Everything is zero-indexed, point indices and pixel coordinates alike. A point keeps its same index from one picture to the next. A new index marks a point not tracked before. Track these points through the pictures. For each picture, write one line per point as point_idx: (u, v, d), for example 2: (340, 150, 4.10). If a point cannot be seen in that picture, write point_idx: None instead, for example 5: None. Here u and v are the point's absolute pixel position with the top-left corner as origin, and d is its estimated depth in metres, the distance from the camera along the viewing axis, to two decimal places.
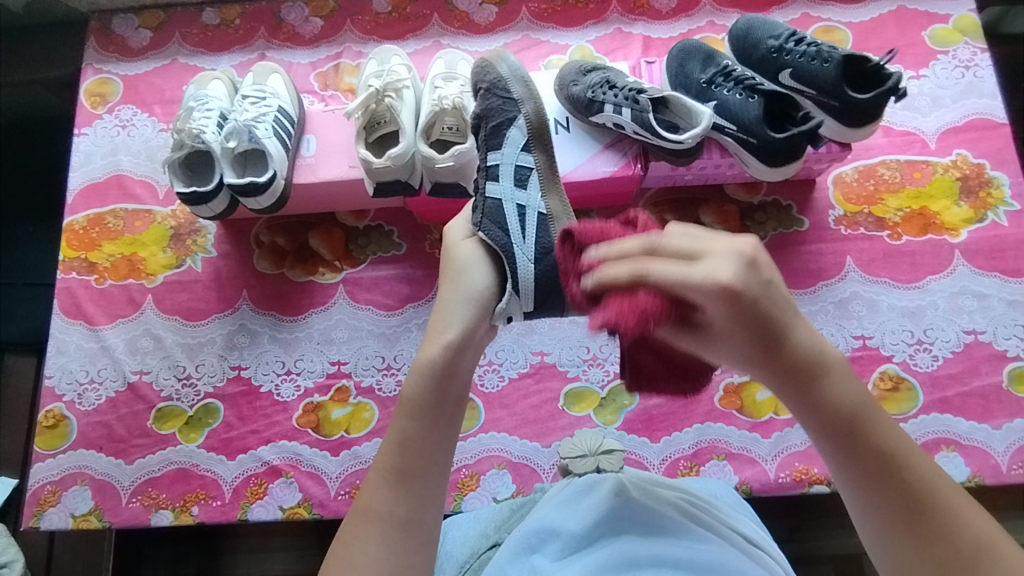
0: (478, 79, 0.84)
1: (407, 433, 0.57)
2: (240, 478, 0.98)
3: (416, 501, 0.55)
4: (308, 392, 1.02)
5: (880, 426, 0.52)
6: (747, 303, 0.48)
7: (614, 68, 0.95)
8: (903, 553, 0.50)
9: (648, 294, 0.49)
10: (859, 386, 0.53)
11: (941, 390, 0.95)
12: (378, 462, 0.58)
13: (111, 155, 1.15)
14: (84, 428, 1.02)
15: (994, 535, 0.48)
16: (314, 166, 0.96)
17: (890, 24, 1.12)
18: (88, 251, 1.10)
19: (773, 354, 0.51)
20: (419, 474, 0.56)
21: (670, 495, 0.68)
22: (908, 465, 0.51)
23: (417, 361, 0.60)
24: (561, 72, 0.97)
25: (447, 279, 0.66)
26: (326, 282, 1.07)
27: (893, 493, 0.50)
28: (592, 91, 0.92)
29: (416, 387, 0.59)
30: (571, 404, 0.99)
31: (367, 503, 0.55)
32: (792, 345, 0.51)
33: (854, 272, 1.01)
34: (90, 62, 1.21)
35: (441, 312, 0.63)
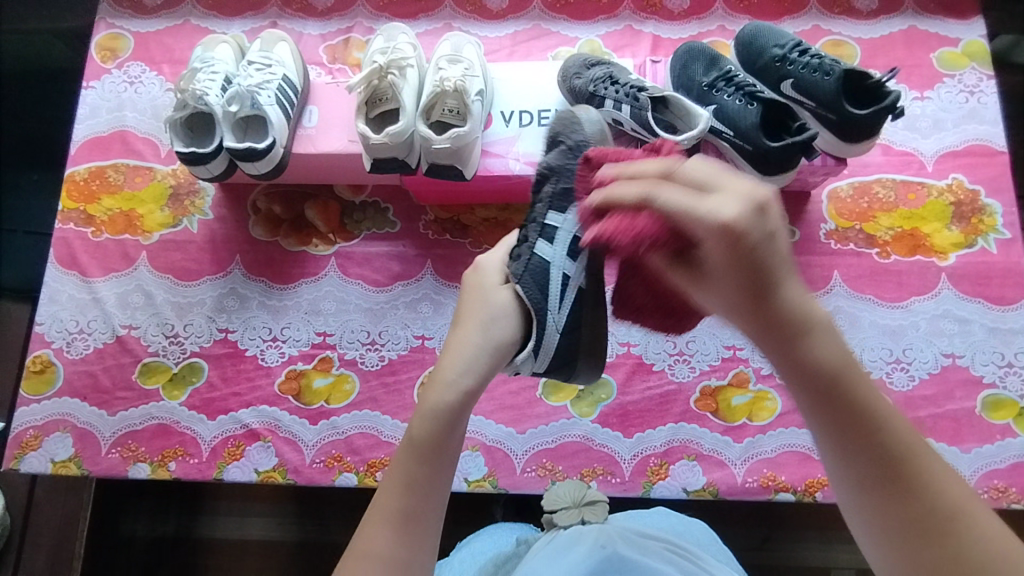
0: (562, 132, 0.82)
1: (412, 476, 0.59)
2: (218, 438, 1.00)
3: (414, 541, 0.58)
4: (292, 360, 1.03)
5: (862, 387, 0.51)
6: (746, 247, 0.46)
7: (618, 64, 0.95)
8: (874, 507, 0.49)
9: (648, 217, 0.50)
10: (845, 347, 0.51)
11: (914, 410, 0.96)
12: (379, 502, 0.59)
13: (117, 110, 1.16)
14: (69, 376, 1.04)
15: (962, 492, 0.49)
16: (314, 138, 0.97)
17: (900, 42, 1.12)
18: (87, 204, 1.12)
19: (767, 300, 0.49)
20: (422, 515, 0.58)
21: (652, 543, 0.76)
22: (889, 429, 0.50)
23: (424, 405, 0.62)
24: (565, 63, 0.97)
25: (468, 315, 0.67)
26: (318, 254, 1.08)
27: (874, 451, 0.49)
28: (594, 85, 0.92)
29: (423, 431, 0.61)
30: (548, 393, 1.01)
31: (366, 544, 0.57)
32: (784, 297, 0.49)
33: (839, 286, 1.02)
34: (103, 16, 1.21)
35: (458, 353, 0.64)
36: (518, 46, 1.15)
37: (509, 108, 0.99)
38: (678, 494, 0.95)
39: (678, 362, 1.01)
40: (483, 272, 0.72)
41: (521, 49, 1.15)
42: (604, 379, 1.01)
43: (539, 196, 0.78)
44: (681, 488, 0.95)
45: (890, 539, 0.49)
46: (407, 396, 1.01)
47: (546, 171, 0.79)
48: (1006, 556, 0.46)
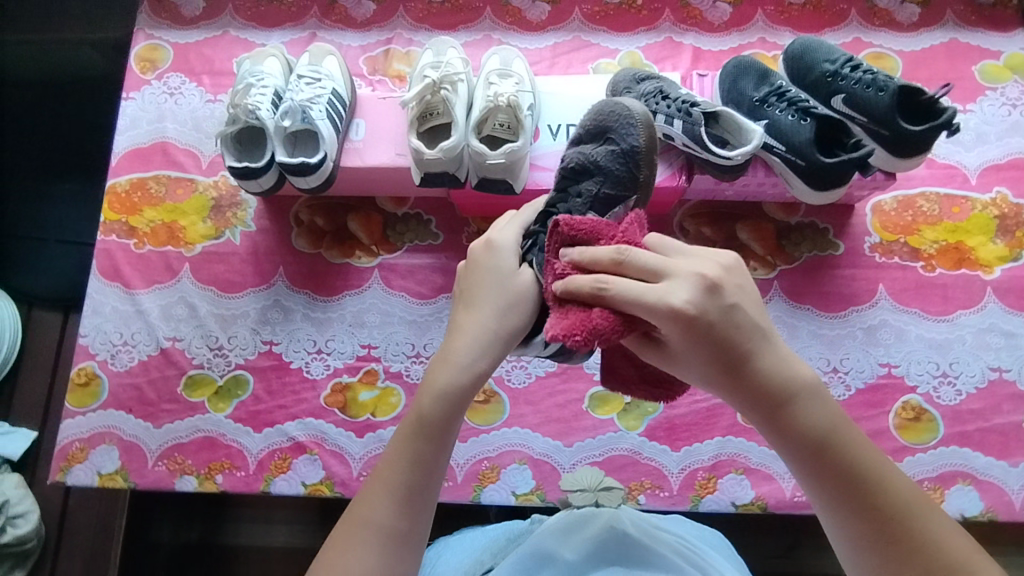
0: (613, 127, 0.76)
1: (416, 453, 0.60)
2: (265, 451, 1.00)
3: (412, 514, 0.60)
4: (337, 372, 1.03)
5: (852, 450, 0.55)
6: (711, 323, 0.53)
7: (667, 79, 0.96)
8: (868, 566, 0.54)
9: (602, 312, 0.54)
10: (830, 409, 0.56)
11: (962, 424, 0.97)
12: (382, 472, 0.61)
13: (157, 121, 1.17)
14: (114, 389, 1.04)
15: (951, 542, 0.53)
16: (362, 151, 0.98)
17: (941, 55, 1.12)
18: (129, 215, 1.12)
19: (745, 377, 0.55)
20: (421, 491, 0.60)
21: (663, 537, 0.75)
22: (881, 488, 0.54)
23: (434, 384, 0.62)
24: (615, 78, 0.98)
25: (482, 296, 0.65)
26: (362, 266, 1.08)
27: (861, 510, 0.54)
28: (645, 100, 0.92)
29: (431, 410, 0.61)
30: (595, 406, 1.01)
31: (367, 511, 0.59)
32: (762, 372, 0.55)
33: (884, 300, 1.02)
34: (142, 27, 1.22)
35: (471, 337, 0.63)
36: (558, 58, 1.15)
37: (557, 122, 0.99)
38: (727, 508, 0.95)
39: None
40: (497, 250, 0.68)
41: (561, 61, 1.15)
42: None
43: (577, 191, 0.75)
44: (730, 502, 0.95)
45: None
46: None
47: (589, 167, 0.75)
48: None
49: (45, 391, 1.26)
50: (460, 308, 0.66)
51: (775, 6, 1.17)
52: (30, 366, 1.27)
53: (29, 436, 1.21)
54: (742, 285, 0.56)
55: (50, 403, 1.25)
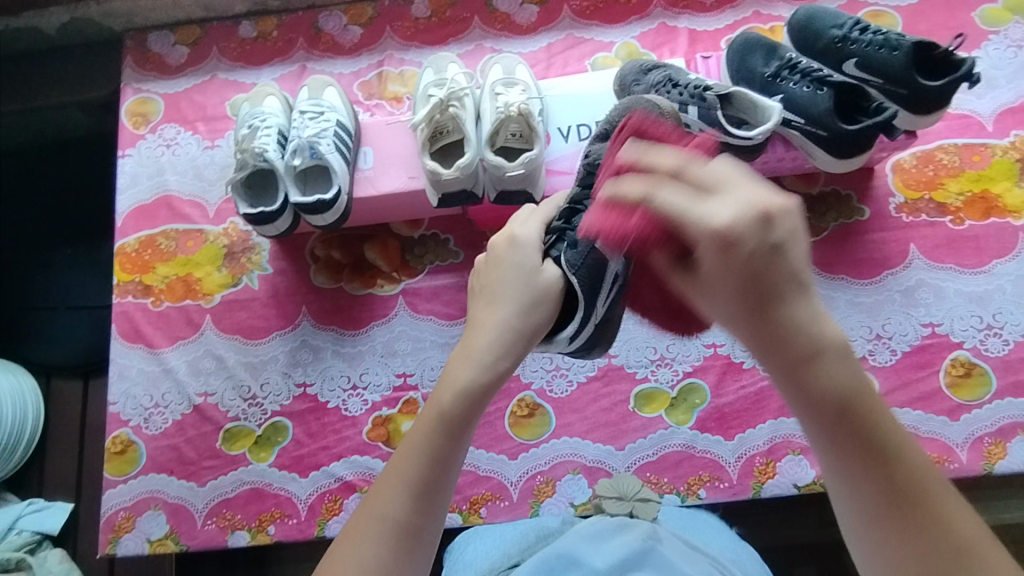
0: None
1: (434, 448, 0.53)
2: (314, 495, 0.98)
3: (425, 514, 0.52)
4: (376, 406, 1.01)
5: (876, 422, 0.43)
6: (744, 258, 0.39)
7: (674, 66, 0.94)
8: (874, 549, 0.43)
9: (644, 216, 0.44)
10: (859, 370, 0.43)
11: (1014, 375, 0.95)
12: (397, 465, 0.53)
13: (158, 175, 1.14)
14: (153, 453, 1.02)
15: (986, 547, 0.41)
16: (373, 179, 0.96)
17: (939, 5, 1.11)
18: (143, 274, 1.10)
19: (758, 317, 0.41)
20: (438, 490, 0.52)
21: (702, 558, 0.70)
22: (901, 462, 0.42)
23: (457, 375, 0.56)
24: (622, 71, 0.96)
25: (503, 290, 0.61)
26: (385, 294, 1.06)
27: (875, 488, 0.42)
28: (656, 91, 0.91)
29: (453, 402, 0.55)
30: (642, 405, 0.99)
31: (381, 504, 0.51)
32: (774, 319, 0.41)
33: (918, 259, 1.01)
34: (129, 82, 1.19)
35: (494, 331, 0.59)
36: (554, 58, 1.14)
37: (567, 123, 0.97)
38: (789, 491, 0.94)
39: None
40: (519, 247, 0.65)
41: (558, 61, 1.13)
42: (696, 384, 0.99)
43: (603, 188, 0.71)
44: (792, 484, 0.94)
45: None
46: (499, 427, 0.99)
47: None
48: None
49: (74, 464, 1.20)
50: (480, 302, 0.62)
51: None
52: (57, 443, 1.21)
53: (67, 509, 1.16)
54: (799, 229, 0.40)
55: (83, 476, 1.20)
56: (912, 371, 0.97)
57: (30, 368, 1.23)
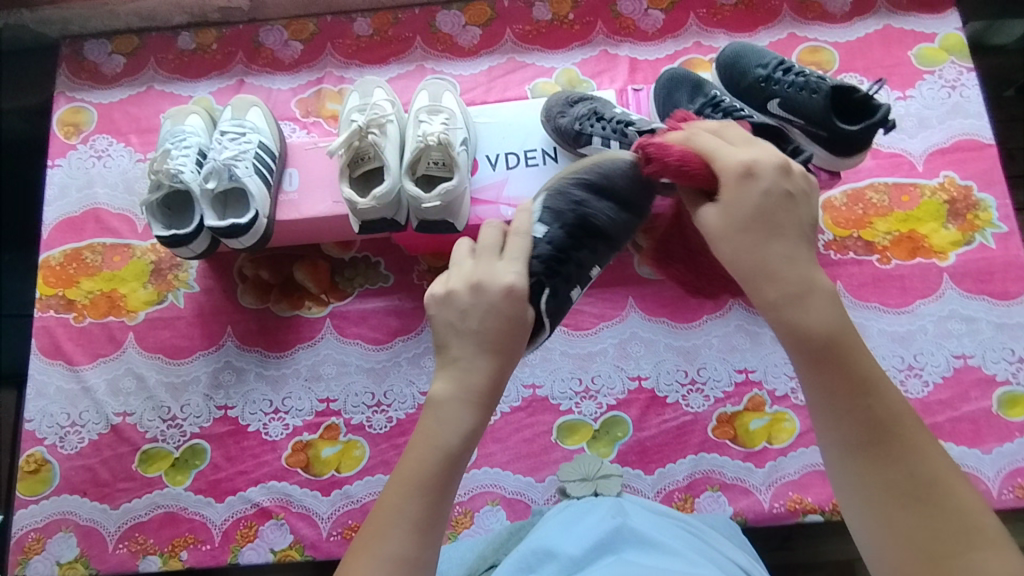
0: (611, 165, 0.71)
1: (431, 478, 0.50)
2: (229, 521, 0.97)
3: (425, 549, 0.49)
4: (297, 431, 1.00)
5: (859, 358, 0.47)
6: (759, 193, 0.48)
7: (600, 99, 0.95)
8: (859, 482, 0.46)
9: (683, 150, 0.53)
10: (845, 315, 0.48)
11: (932, 416, 0.96)
12: (394, 500, 0.50)
13: (87, 188, 1.12)
14: (66, 473, 1.00)
15: (949, 468, 0.45)
16: (297, 202, 0.95)
17: (876, 43, 1.12)
18: (66, 288, 1.08)
19: (762, 248, 0.47)
20: (437, 521, 0.50)
21: (670, 523, 0.70)
22: (879, 393, 0.46)
23: (444, 405, 0.52)
24: (548, 103, 0.96)
25: (484, 330, 0.52)
26: (312, 316, 1.05)
27: (861, 416, 0.46)
28: (580, 123, 0.91)
29: (445, 434, 0.51)
30: (564, 437, 0.98)
31: (379, 545, 0.48)
32: (766, 248, 0.47)
33: (844, 297, 1.01)
34: (63, 90, 1.17)
35: (479, 362, 0.52)
36: (494, 81, 1.13)
37: (495, 151, 0.96)
38: None
39: (692, 392, 0.99)
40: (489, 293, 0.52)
41: (498, 84, 1.13)
42: (618, 417, 0.98)
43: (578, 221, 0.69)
44: None
45: (870, 512, 0.45)
46: None
47: (591, 203, 0.70)
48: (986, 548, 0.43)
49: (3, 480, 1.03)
50: (454, 338, 0.52)
51: (707, 8, 1.15)
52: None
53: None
54: (810, 193, 0.50)
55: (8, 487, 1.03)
56: None
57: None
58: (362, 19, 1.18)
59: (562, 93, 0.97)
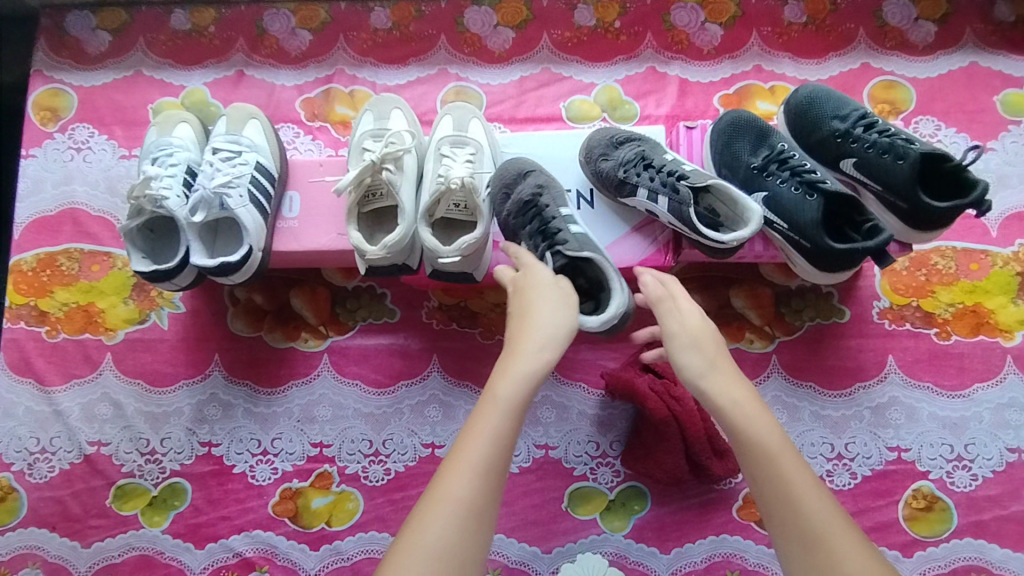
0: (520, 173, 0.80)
1: (500, 432, 0.61)
2: (208, 570, 0.90)
3: (488, 493, 0.60)
4: (286, 477, 0.92)
5: (796, 468, 0.61)
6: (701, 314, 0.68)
7: (649, 140, 0.83)
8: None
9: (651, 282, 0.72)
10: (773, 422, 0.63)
11: (977, 513, 0.88)
12: (465, 448, 0.61)
13: (64, 184, 1.00)
14: (35, 504, 0.92)
15: None
16: (297, 232, 0.84)
17: (960, 82, 0.98)
18: (39, 298, 0.97)
19: (718, 367, 0.65)
20: (498, 471, 0.60)
21: None
22: (819, 523, 0.58)
23: (511, 369, 0.63)
24: (588, 139, 0.84)
25: (534, 303, 0.66)
26: (309, 350, 0.95)
27: (796, 526, 0.58)
28: (625, 169, 0.79)
29: (510, 395, 0.62)
30: (575, 506, 0.90)
31: (448, 488, 0.59)
32: (717, 383, 0.64)
33: (895, 374, 0.92)
34: (41, 68, 1.04)
35: (534, 329, 0.65)
36: (525, 95, 1.00)
37: None
38: None
39: None
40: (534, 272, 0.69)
41: (529, 99, 1.00)
42: (636, 488, 0.90)
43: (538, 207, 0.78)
44: None
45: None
46: None
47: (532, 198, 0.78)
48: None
49: None
50: (515, 320, 0.67)
51: (772, 26, 1.01)
52: None
53: None
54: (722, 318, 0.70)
55: None
56: (870, 498, 0.89)
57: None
58: (380, 10, 1.04)
59: (604, 128, 0.85)
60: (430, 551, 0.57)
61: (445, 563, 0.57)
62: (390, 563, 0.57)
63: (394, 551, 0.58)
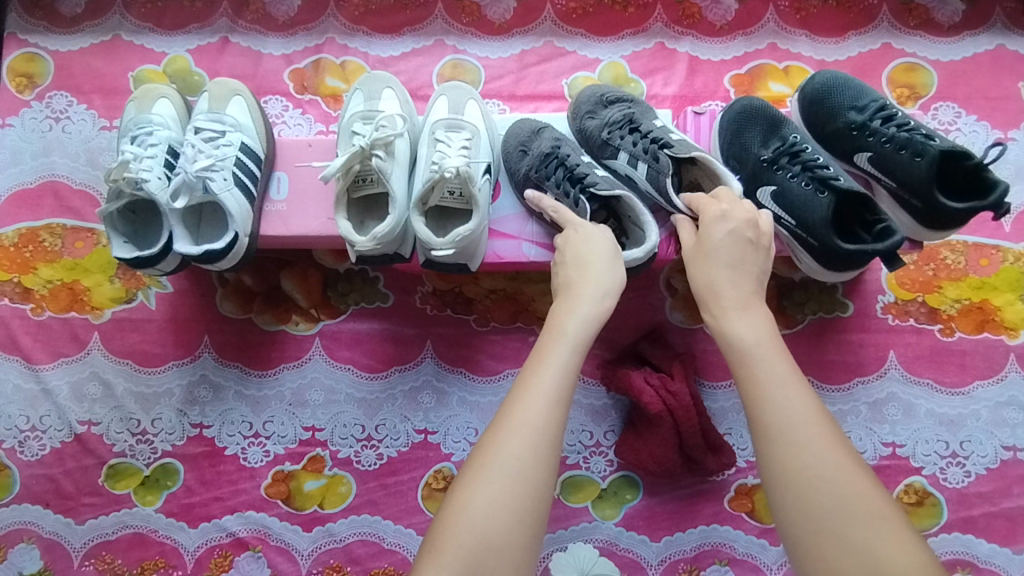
0: (534, 133, 0.78)
1: (569, 365, 0.59)
2: (203, 548, 0.91)
3: (560, 422, 0.57)
4: (278, 459, 0.92)
5: (781, 364, 0.57)
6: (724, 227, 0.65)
7: (642, 103, 0.79)
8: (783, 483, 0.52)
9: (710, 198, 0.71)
10: (769, 329, 0.60)
11: (968, 509, 0.88)
12: (537, 374, 0.59)
13: (43, 155, 0.97)
14: (27, 481, 0.92)
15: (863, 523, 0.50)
16: (286, 215, 0.80)
17: (985, 67, 0.93)
18: (22, 274, 0.95)
19: (713, 271, 0.63)
20: (567, 400, 0.58)
21: None
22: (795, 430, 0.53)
23: (575, 308, 0.63)
24: (577, 97, 0.80)
25: (592, 255, 0.68)
26: (300, 334, 0.94)
27: (769, 421, 0.54)
28: (609, 130, 0.77)
29: (579, 331, 0.62)
30: (567, 493, 0.90)
31: (520, 411, 0.57)
32: (723, 282, 0.62)
33: (895, 369, 0.90)
34: (14, 31, 0.98)
35: (594, 274, 0.66)
36: (526, 70, 0.95)
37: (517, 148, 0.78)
38: None
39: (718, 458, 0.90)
40: (582, 228, 0.70)
41: (530, 75, 0.95)
42: (629, 477, 0.90)
43: (554, 161, 0.76)
44: None
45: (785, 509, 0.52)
46: (411, 499, 0.91)
47: (550, 151, 0.76)
48: (900, 548, 0.49)
49: None
50: (568, 266, 0.68)
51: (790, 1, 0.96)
52: None
53: None
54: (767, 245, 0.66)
55: None
56: None
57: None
58: None
59: (593, 89, 0.80)
60: (509, 476, 0.54)
61: (522, 491, 0.54)
62: (470, 483, 0.54)
63: (469, 476, 0.55)
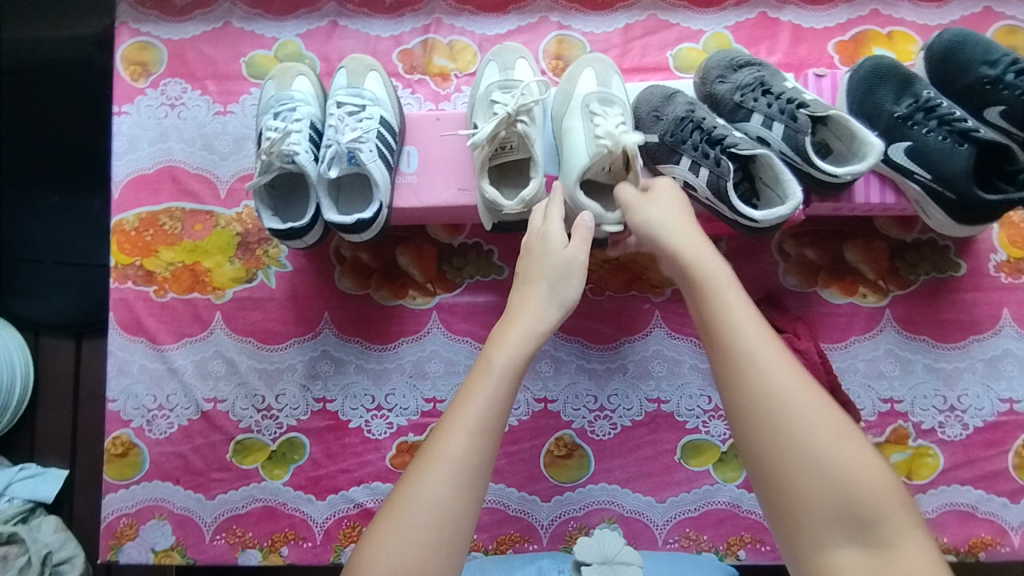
0: (667, 95, 0.81)
1: (496, 395, 0.57)
2: (331, 520, 0.92)
3: (483, 455, 0.55)
4: (401, 431, 0.94)
5: (742, 308, 0.60)
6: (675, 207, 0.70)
7: (770, 67, 0.80)
8: (742, 407, 0.55)
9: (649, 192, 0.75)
10: (726, 277, 0.62)
11: None
12: (461, 402, 0.57)
13: (160, 141, 0.99)
14: (157, 459, 0.94)
15: (818, 439, 0.52)
16: (417, 187, 0.82)
17: None
18: (144, 258, 0.97)
19: (677, 234, 0.67)
20: (494, 433, 0.56)
21: None
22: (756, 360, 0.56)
23: (506, 337, 0.61)
24: (706, 61, 0.83)
25: (537, 274, 0.67)
26: (418, 307, 0.95)
27: (736, 354, 0.56)
28: (741, 93, 0.79)
29: (507, 361, 0.59)
30: (689, 457, 0.92)
31: (442, 446, 0.55)
32: (677, 239, 0.66)
33: (1009, 326, 0.92)
34: (125, 20, 1.01)
35: (532, 300, 0.65)
36: (631, 44, 0.97)
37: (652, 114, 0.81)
38: None
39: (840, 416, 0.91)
40: (546, 232, 0.69)
41: (635, 48, 0.97)
42: None
43: (692, 121, 0.78)
44: None
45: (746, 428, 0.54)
46: (535, 466, 0.92)
47: (686, 112, 0.78)
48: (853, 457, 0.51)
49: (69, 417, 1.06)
50: (517, 286, 0.67)
51: None
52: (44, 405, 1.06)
53: (62, 475, 1.03)
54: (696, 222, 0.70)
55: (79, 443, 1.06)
56: (981, 449, 0.90)
57: (15, 324, 1.05)
58: None
59: (721, 54, 0.83)
60: (426, 512, 0.52)
61: (439, 522, 0.52)
62: (384, 527, 0.52)
63: (385, 515, 0.53)
